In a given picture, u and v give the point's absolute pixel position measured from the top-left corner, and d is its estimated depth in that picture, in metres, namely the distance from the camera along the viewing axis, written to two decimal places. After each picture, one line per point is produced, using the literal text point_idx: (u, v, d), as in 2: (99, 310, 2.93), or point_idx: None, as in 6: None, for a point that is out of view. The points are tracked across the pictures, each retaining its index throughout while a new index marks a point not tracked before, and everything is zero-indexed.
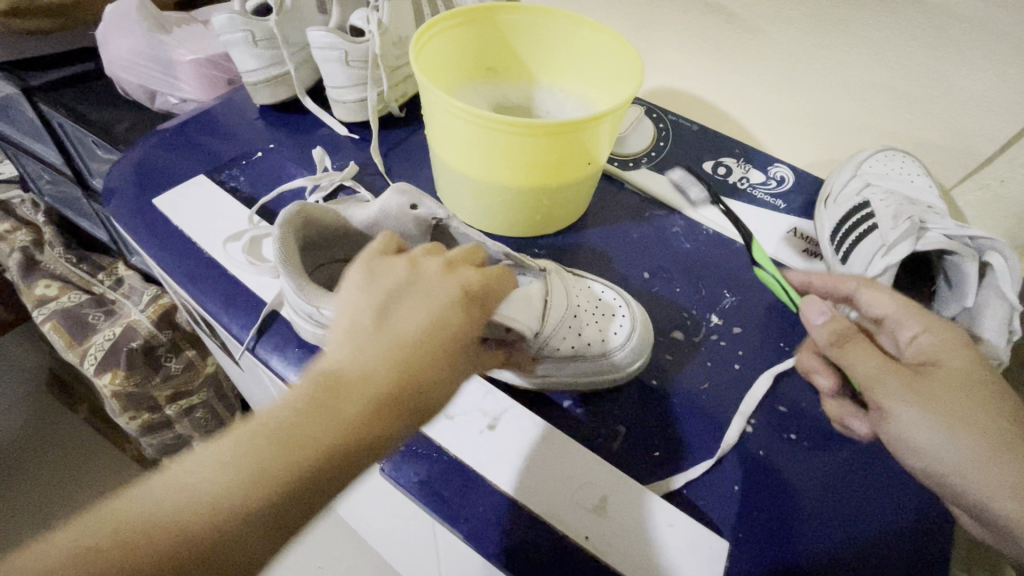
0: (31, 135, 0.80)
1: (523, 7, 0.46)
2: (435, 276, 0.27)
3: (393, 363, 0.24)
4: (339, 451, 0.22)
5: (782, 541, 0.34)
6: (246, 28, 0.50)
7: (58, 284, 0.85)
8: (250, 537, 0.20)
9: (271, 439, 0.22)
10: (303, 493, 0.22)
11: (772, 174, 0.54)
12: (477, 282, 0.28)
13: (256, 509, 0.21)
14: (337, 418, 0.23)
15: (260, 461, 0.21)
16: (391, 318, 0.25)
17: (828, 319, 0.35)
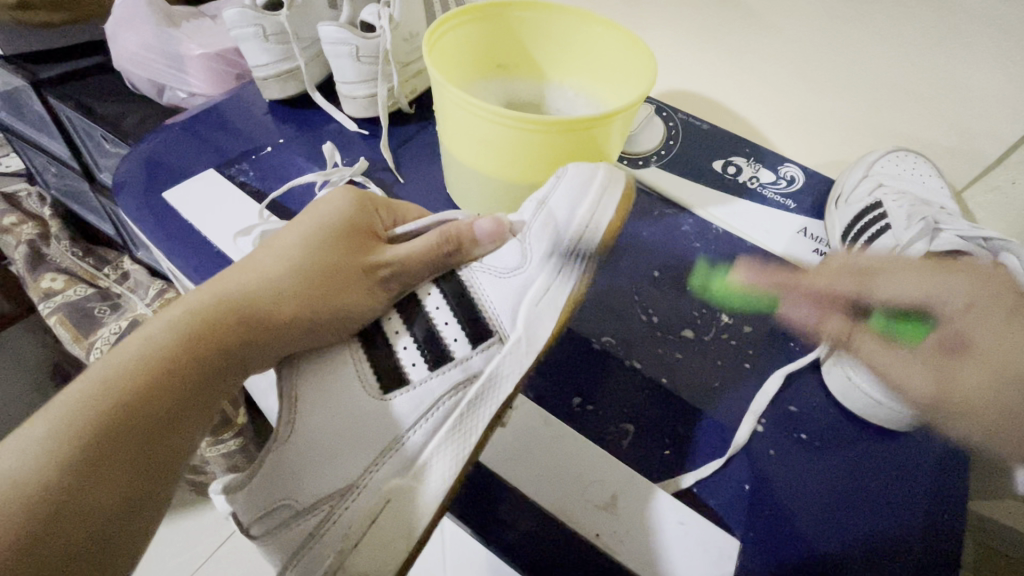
0: (38, 128, 0.80)
1: (537, 4, 0.46)
2: (284, 236, 0.36)
3: (265, 275, 0.34)
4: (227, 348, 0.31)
5: (795, 541, 0.34)
6: (258, 22, 0.50)
7: (64, 278, 0.86)
8: (177, 410, 0.29)
9: (182, 341, 0.30)
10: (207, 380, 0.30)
11: (783, 173, 0.54)
12: (360, 224, 0.37)
13: (175, 390, 0.29)
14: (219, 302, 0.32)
15: (173, 356, 0.29)
16: (259, 263, 0.34)
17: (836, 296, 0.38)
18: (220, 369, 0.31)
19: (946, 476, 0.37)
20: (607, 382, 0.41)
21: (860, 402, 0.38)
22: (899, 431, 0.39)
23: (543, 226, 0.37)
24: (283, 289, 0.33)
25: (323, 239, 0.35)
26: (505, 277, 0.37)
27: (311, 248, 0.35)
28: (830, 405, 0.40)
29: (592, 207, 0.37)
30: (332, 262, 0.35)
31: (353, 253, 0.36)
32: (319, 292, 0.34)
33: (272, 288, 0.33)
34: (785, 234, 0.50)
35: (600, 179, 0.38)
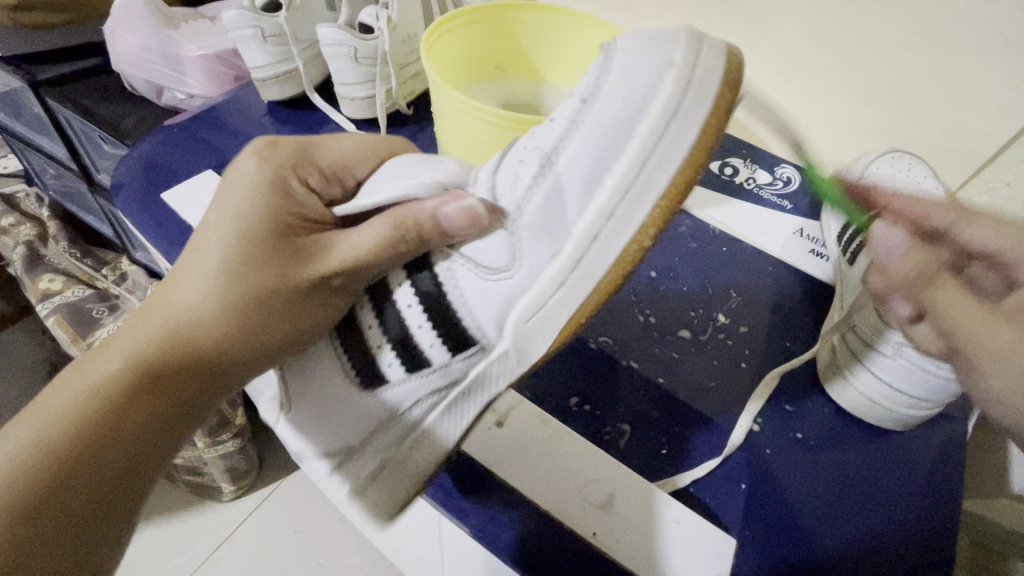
0: (37, 129, 0.80)
1: (533, 6, 0.47)
2: (204, 251, 0.33)
3: (191, 303, 0.32)
4: (177, 386, 0.31)
5: (787, 539, 0.34)
6: (256, 24, 0.50)
7: (62, 278, 0.86)
8: (132, 455, 0.30)
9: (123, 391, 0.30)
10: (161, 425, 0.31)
11: (779, 174, 0.54)
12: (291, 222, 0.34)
13: (126, 439, 0.30)
14: (155, 334, 0.32)
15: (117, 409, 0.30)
16: (186, 288, 0.32)
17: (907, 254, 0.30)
18: (174, 409, 0.31)
19: (941, 476, 0.38)
20: (606, 382, 0.41)
21: (856, 402, 0.38)
22: (893, 431, 0.39)
23: (543, 205, 0.28)
24: (219, 312, 0.32)
25: (250, 241, 0.32)
26: (490, 279, 0.30)
27: (236, 262, 0.32)
28: (827, 404, 0.41)
29: (620, 173, 0.26)
30: (268, 266, 0.32)
31: (290, 238, 0.33)
32: (257, 309, 0.32)
33: (201, 315, 0.32)
34: (780, 235, 0.50)
35: (659, 118, 0.26)
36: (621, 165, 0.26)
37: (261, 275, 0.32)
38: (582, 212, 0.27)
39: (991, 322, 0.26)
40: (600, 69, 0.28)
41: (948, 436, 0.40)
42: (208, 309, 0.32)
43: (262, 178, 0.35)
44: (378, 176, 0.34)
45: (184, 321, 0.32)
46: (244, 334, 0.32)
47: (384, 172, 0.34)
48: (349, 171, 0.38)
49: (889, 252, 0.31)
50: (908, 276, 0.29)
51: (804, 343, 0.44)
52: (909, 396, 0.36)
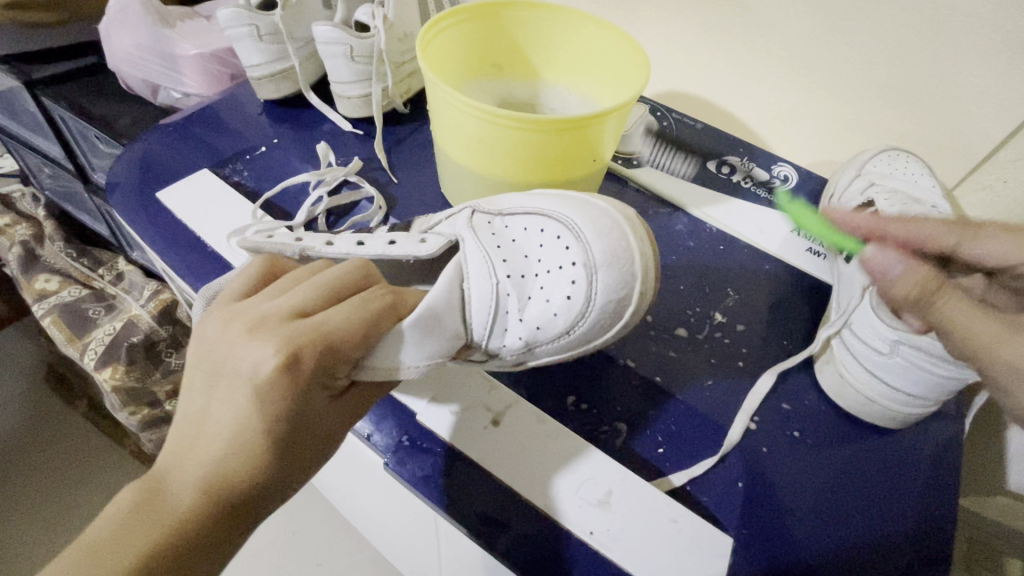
0: (32, 129, 0.80)
1: (530, 4, 0.47)
2: (241, 372, 0.26)
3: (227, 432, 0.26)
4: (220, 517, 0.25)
5: (784, 537, 0.34)
6: (251, 22, 0.50)
7: (58, 278, 0.86)
8: None
9: (161, 535, 0.24)
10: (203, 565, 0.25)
11: (776, 173, 0.54)
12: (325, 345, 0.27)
13: None
14: (152, 532, 0.24)
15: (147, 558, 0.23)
16: (213, 414, 0.27)
17: (908, 267, 0.29)
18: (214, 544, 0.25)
19: (938, 474, 0.38)
20: (603, 381, 0.41)
21: (852, 399, 0.38)
22: (891, 429, 0.39)
23: (524, 354, 0.35)
24: (229, 494, 0.25)
25: (266, 439, 0.26)
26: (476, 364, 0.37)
27: (244, 454, 0.26)
28: (824, 402, 0.41)
29: (593, 336, 0.35)
30: (282, 452, 0.27)
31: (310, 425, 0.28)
32: (261, 493, 0.27)
33: (238, 440, 0.26)
34: (778, 234, 0.50)
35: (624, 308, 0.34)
36: (596, 336, 0.35)
37: (276, 464, 0.27)
38: (553, 354, 0.36)
39: (1000, 328, 0.26)
40: (582, 242, 0.33)
41: (945, 434, 0.40)
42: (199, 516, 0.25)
43: (277, 390, 0.26)
44: (409, 343, 0.30)
45: (181, 523, 0.24)
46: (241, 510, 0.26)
47: (409, 343, 0.31)
48: (352, 358, 0.28)
49: (885, 273, 0.30)
50: (911, 297, 0.29)
51: (800, 341, 0.44)
52: (907, 394, 0.36)
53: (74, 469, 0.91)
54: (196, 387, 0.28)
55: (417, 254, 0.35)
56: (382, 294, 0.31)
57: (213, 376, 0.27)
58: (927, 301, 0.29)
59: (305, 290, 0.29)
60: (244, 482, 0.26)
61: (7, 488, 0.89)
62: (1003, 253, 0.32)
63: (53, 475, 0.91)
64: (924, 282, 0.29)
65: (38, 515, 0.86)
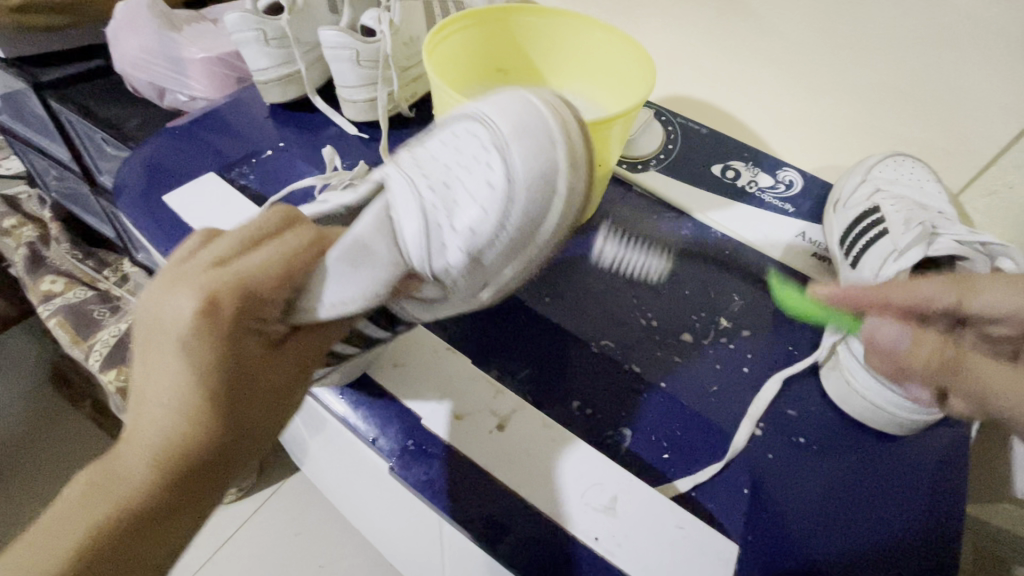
0: (40, 131, 0.81)
1: (536, 9, 0.47)
2: (166, 323, 0.27)
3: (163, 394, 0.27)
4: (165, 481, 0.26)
5: (790, 544, 0.34)
6: (258, 26, 0.50)
7: (64, 280, 0.86)
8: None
9: (110, 502, 0.26)
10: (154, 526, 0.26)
11: (782, 178, 0.54)
12: (241, 296, 0.27)
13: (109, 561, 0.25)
14: (105, 503, 0.26)
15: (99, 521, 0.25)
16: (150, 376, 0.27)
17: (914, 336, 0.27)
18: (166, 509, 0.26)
19: (945, 481, 0.38)
20: (608, 386, 0.41)
21: (858, 406, 0.38)
22: (898, 435, 0.39)
23: (472, 276, 0.31)
24: (173, 457, 0.26)
25: (195, 392, 0.26)
26: (431, 308, 0.34)
27: (179, 417, 0.26)
28: (829, 408, 0.40)
29: (535, 228, 0.31)
30: (216, 405, 0.27)
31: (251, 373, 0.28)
32: (214, 450, 0.27)
33: (170, 399, 0.26)
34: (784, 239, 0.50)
35: (559, 191, 0.31)
36: (537, 236, 0.31)
37: (220, 415, 0.27)
38: (506, 268, 0.32)
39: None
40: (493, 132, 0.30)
41: (951, 442, 0.39)
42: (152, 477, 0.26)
43: (199, 340, 0.26)
44: (332, 278, 0.29)
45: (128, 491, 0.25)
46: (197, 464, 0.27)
47: (332, 275, 0.29)
48: (279, 301, 0.29)
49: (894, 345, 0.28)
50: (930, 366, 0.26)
51: (806, 347, 0.44)
52: (913, 401, 0.35)
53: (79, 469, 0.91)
54: (139, 351, 0.29)
55: (351, 203, 0.34)
56: (304, 234, 0.31)
57: (148, 340, 0.28)
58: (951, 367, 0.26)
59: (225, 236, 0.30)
60: (185, 445, 0.26)
61: (12, 488, 0.89)
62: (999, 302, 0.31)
63: (58, 475, 0.91)
64: (937, 351, 0.26)
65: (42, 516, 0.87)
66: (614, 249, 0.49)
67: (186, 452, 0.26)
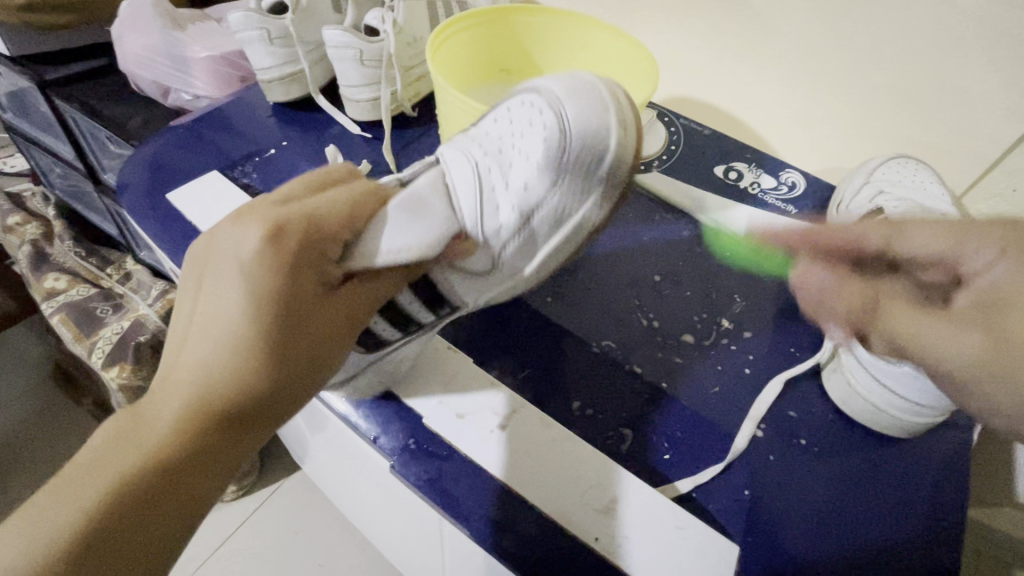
0: (45, 129, 0.81)
1: (539, 9, 0.47)
2: (231, 255, 0.30)
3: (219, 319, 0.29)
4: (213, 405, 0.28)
5: (790, 546, 0.34)
6: (262, 25, 0.51)
7: (67, 277, 0.86)
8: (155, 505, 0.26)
9: (146, 432, 0.27)
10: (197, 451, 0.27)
11: (784, 179, 0.54)
12: (302, 224, 0.30)
13: (139, 480, 0.26)
14: (140, 443, 0.26)
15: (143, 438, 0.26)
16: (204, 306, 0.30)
17: (835, 282, 0.29)
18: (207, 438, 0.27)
19: (948, 483, 0.37)
20: (608, 387, 0.41)
21: (860, 408, 0.38)
22: (900, 438, 0.39)
23: (521, 238, 0.35)
24: (218, 386, 0.28)
25: (253, 313, 0.28)
26: (477, 277, 0.37)
27: (231, 342, 0.28)
28: (831, 410, 0.40)
29: (584, 184, 0.34)
30: (269, 335, 0.29)
31: (304, 320, 0.30)
32: (261, 383, 0.29)
33: (225, 321, 0.29)
34: None
35: (610, 149, 0.33)
36: (588, 189, 0.34)
37: (273, 350, 0.29)
38: (551, 233, 0.35)
39: (951, 328, 0.24)
40: (541, 93, 0.33)
41: (953, 445, 0.39)
42: (192, 413, 0.27)
43: (262, 265, 0.29)
44: (392, 225, 0.33)
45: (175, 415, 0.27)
46: (236, 404, 0.28)
47: (394, 223, 0.33)
48: (341, 239, 0.32)
49: (821, 297, 0.30)
50: (854, 311, 0.28)
51: (808, 349, 0.43)
52: (914, 404, 0.35)
53: None
54: (191, 286, 0.32)
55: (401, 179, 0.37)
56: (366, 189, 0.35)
57: (203, 272, 0.31)
58: (870, 312, 0.28)
59: (294, 186, 0.35)
60: (233, 371, 0.28)
61: (14, 486, 0.89)
62: (929, 243, 0.28)
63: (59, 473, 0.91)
64: (853, 300, 0.28)
65: None
66: (616, 248, 0.49)
67: (231, 390, 0.28)
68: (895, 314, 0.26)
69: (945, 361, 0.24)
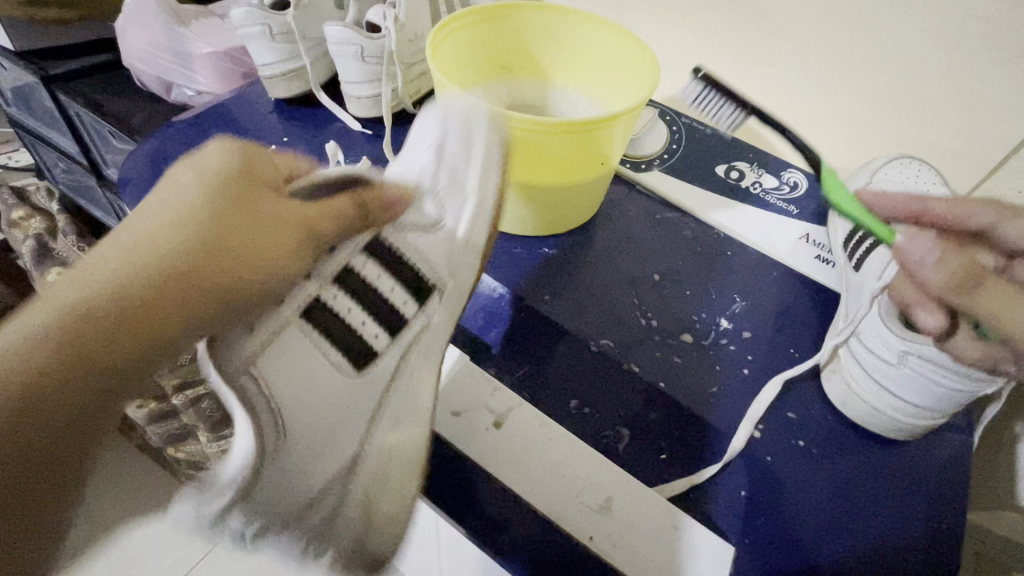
0: (49, 124, 0.81)
1: (540, 6, 0.47)
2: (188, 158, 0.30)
3: (172, 200, 0.27)
4: (150, 271, 0.25)
5: (786, 548, 0.34)
6: (264, 21, 0.51)
7: (70, 272, 0.87)
8: (64, 366, 0.23)
9: (74, 295, 0.24)
10: (118, 315, 0.24)
11: (786, 179, 0.54)
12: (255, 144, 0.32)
13: (57, 340, 0.23)
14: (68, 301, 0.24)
15: (62, 304, 0.24)
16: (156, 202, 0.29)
17: (942, 258, 0.30)
18: (130, 306, 0.24)
19: (946, 487, 0.37)
20: (605, 385, 0.40)
21: (859, 410, 0.38)
22: (899, 441, 0.39)
23: (449, 170, 0.37)
24: (158, 251, 0.26)
25: (205, 193, 0.28)
26: (428, 227, 0.37)
27: (181, 214, 0.27)
28: (829, 412, 0.40)
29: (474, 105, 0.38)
30: (219, 209, 0.27)
31: (233, 226, 0.27)
32: (212, 256, 0.26)
33: (179, 200, 0.27)
34: (787, 241, 0.50)
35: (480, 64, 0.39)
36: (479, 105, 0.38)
37: (218, 226, 0.27)
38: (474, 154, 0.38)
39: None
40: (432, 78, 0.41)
41: (954, 450, 0.39)
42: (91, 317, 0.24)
43: (217, 161, 0.29)
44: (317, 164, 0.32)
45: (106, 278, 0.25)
46: (147, 311, 0.24)
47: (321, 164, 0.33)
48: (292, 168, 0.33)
49: (922, 260, 0.31)
50: (950, 285, 0.29)
51: (807, 349, 0.43)
52: (914, 406, 0.35)
53: None
54: None
55: None
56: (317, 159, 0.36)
57: None
58: (971, 283, 0.29)
59: None
60: (176, 237, 0.26)
61: None
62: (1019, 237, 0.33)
63: None
64: (954, 273, 0.29)
65: None
66: (616, 247, 0.49)
67: (142, 281, 0.25)
68: (994, 291, 0.29)
69: (1020, 335, 0.28)
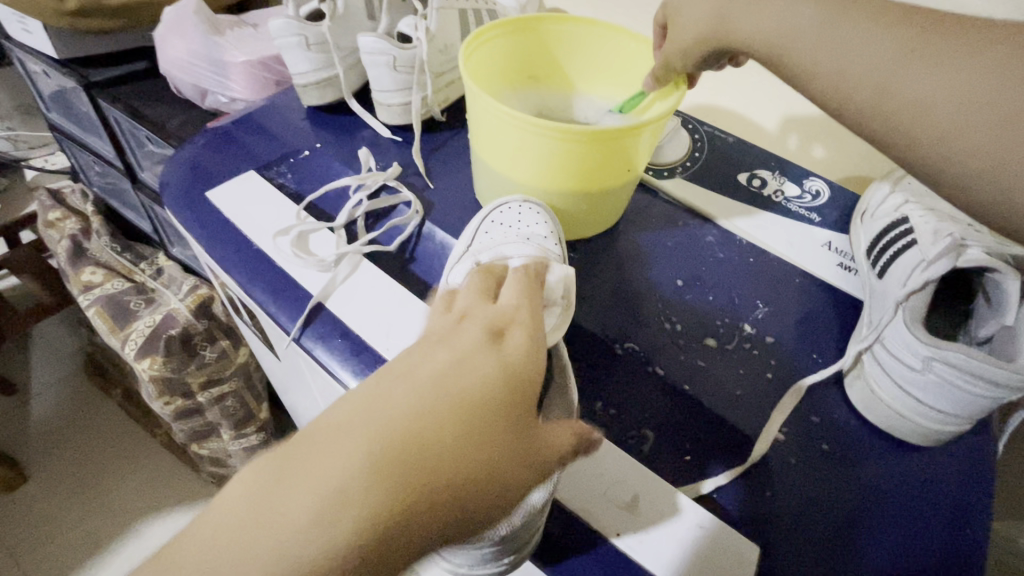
0: (87, 129, 0.85)
1: (569, 18, 0.48)
2: (469, 332, 0.29)
3: (469, 383, 0.26)
4: (437, 490, 0.23)
5: (810, 552, 0.34)
6: (301, 32, 0.53)
7: (103, 271, 0.89)
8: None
9: (366, 473, 0.22)
10: (403, 524, 0.22)
11: (808, 188, 0.54)
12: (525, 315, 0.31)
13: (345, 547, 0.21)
14: (364, 494, 0.22)
15: (352, 491, 0.22)
16: (430, 361, 0.27)
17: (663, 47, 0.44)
18: (415, 524, 0.23)
19: (970, 493, 0.37)
20: (630, 387, 0.41)
21: (883, 414, 0.39)
22: (923, 447, 0.39)
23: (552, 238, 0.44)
24: (442, 467, 0.24)
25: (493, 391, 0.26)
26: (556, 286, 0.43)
27: (472, 411, 0.25)
28: (853, 418, 0.41)
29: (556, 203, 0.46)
30: (503, 416, 0.26)
31: (504, 449, 0.26)
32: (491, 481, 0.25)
33: (478, 388, 0.26)
34: (810, 247, 0.50)
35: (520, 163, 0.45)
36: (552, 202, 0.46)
37: (492, 441, 0.25)
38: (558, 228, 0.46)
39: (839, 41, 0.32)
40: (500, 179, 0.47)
41: (980, 459, 0.39)
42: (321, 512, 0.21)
43: (513, 350, 0.28)
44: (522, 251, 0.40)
45: (394, 481, 0.22)
46: (408, 513, 0.23)
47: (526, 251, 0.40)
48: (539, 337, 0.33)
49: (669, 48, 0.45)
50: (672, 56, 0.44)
51: (830, 355, 0.44)
52: (939, 411, 0.36)
53: (115, 469, 0.99)
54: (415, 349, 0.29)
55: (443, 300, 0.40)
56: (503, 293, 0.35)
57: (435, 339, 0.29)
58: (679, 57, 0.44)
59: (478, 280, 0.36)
60: (467, 435, 0.25)
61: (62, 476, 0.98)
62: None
63: (97, 468, 1.00)
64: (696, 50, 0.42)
65: (84, 514, 0.95)
66: (640, 253, 0.50)
67: (424, 489, 0.23)
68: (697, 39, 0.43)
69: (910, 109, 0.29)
